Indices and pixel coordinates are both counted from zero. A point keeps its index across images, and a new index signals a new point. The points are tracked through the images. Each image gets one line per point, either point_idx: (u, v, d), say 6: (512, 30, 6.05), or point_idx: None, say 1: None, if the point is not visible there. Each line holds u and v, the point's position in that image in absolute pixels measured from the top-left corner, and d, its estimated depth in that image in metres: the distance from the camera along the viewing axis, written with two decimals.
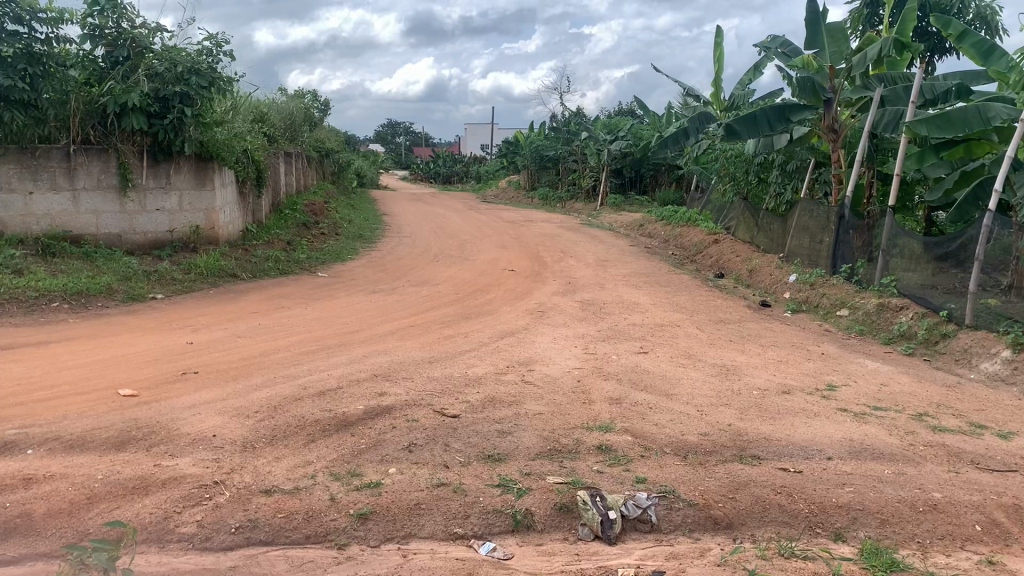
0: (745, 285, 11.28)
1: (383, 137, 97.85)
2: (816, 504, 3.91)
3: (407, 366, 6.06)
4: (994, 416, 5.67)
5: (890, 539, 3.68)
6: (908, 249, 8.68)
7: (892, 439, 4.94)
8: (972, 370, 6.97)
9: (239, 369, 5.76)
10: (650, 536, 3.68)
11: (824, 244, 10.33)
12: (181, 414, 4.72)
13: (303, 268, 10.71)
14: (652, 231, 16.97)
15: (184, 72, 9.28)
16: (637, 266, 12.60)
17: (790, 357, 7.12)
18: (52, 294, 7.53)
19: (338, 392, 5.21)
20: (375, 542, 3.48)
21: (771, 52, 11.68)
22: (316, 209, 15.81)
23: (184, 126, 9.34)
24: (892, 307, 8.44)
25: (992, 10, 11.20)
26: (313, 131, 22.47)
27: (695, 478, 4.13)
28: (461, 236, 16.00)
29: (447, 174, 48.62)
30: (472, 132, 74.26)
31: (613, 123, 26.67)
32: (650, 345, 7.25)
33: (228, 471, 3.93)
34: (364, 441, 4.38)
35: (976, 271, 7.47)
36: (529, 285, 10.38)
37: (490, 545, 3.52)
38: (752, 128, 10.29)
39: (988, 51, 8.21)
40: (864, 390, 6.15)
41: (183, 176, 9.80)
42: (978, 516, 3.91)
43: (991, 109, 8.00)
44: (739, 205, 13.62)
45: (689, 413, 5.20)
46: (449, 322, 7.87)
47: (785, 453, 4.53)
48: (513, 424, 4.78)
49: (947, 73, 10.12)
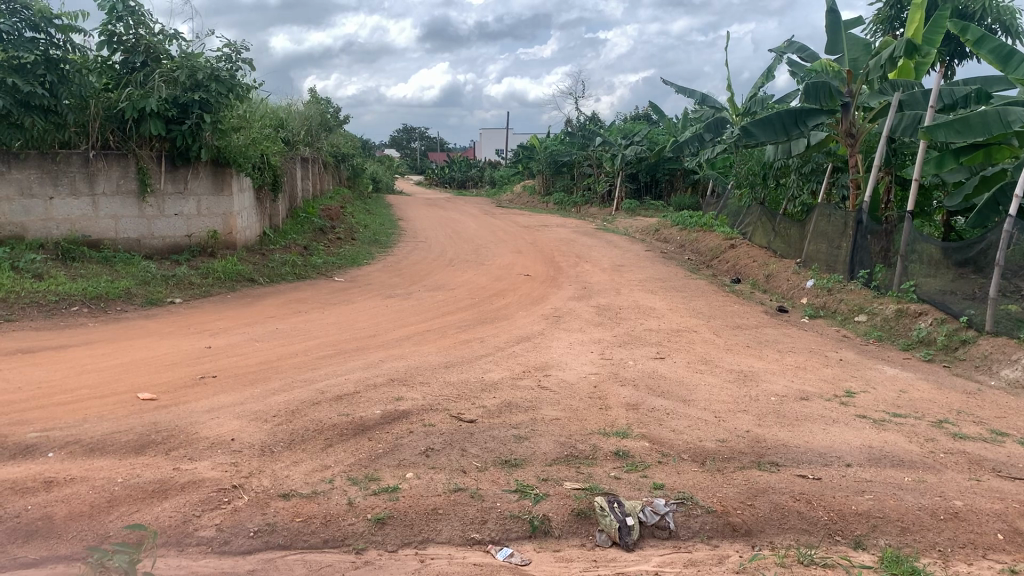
0: (761, 290, 11.25)
1: (397, 142, 98.21)
2: (835, 511, 3.88)
3: (424, 370, 6.07)
4: (1015, 424, 5.62)
5: (910, 548, 3.65)
6: (927, 254, 8.61)
7: (913, 446, 4.90)
8: (992, 377, 6.91)
9: (257, 373, 5.80)
10: (668, 544, 3.67)
11: (842, 249, 10.27)
12: (200, 417, 4.75)
13: (320, 273, 10.77)
14: (667, 236, 16.93)
15: (203, 78, 9.40)
16: (653, 271, 12.59)
17: (808, 363, 7.08)
18: (72, 298, 7.59)
19: (356, 397, 5.22)
20: (393, 547, 3.48)
21: (788, 58, 11.59)
22: (333, 213, 15.88)
23: (201, 132, 9.42)
24: (911, 313, 8.41)
25: (1011, 12, 11.15)
26: (329, 137, 22.65)
27: (712, 485, 4.10)
28: (477, 240, 16.01)
29: (462, 179, 48.73)
30: (486, 137, 74.50)
31: (628, 130, 26.77)
32: (666, 350, 7.24)
33: (246, 475, 3.95)
34: (381, 446, 4.39)
35: (996, 277, 7.39)
36: (545, 290, 10.37)
37: (508, 551, 3.51)
38: (768, 132, 10.26)
39: (1007, 58, 8.12)
40: (883, 396, 6.10)
41: (201, 181, 9.88)
42: (1001, 524, 3.87)
43: (1012, 113, 7.89)
44: (756, 210, 13.54)
45: (707, 419, 5.18)
46: (465, 327, 7.89)
47: (802, 460, 4.50)
48: (529, 429, 4.79)
49: (968, 77, 10.06)
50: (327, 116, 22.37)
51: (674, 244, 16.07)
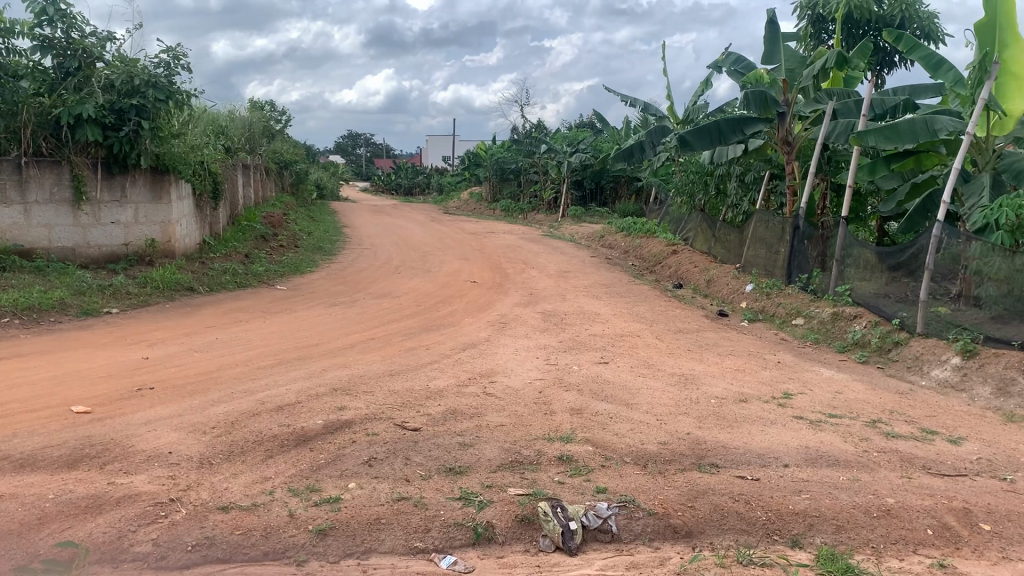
0: (702, 294, 11.44)
1: (342, 148, 97.50)
2: (773, 511, 3.96)
3: (368, 379, 6.02)
4: (945, 422, 5.80)
5: (845, 545, 3.74)
6: (861, 258, 8.83)
7: (847, 446, 5.02)
8: (923, 377, 7.13)
9: (196, 384, 5.69)
10: (611, 547, 3.70)
11: (780, 254, 10.49)
12: (136, 430, 4.65)
13: (261, 281, 10.62)
14: (612, 242, 17.08)
15: (141, 84, 9.15)
16: (598, 277, 12.69)
17: (747, 365, 7.22)
18: (2, 309, 7.35)
19: (297, 407, 5.15)
20: (335, 558, 3.44)
21: (726, 68, 11.83)
22: (276, 221, 15.66)
23: (140, 139, 9.25)
24: (846, 316, 8.63)
25: (933, 20, 11.53)
26: (272, 142, 22.40)
27: (655, 487, 4.16)
28: (423, 248, 15.93)
29: (408, 186, 48.51)
30: (432, 144, 74.33)
31: (573, 136, 26.98)
32: (610, 355, 7.31)
33: (184, 488, 3.87)
34: (323, 456, 4.35)
35: (926, 281, 7.57)
36: (491, 297, 10.38)
37: (451, 558, 3.50)
38: (707, 140, 10.41)
39: (936, 65, 8.38)
40: (819, 398, 6.24)
41: (139, 189, 9.62)
42: (930, 520, 3.98)
43: (939, 121, 8.18)
44: (697, 217, 13.77)
45: (649, 422, 5.25)
46: (410, 334, 7.87)
47: (742, 461, 4.59)
48: (474, 436, 4.78)
49: (898, 87, 10.38)
50: (269, 123, 22.11)
51: (619, 250, 16.23)
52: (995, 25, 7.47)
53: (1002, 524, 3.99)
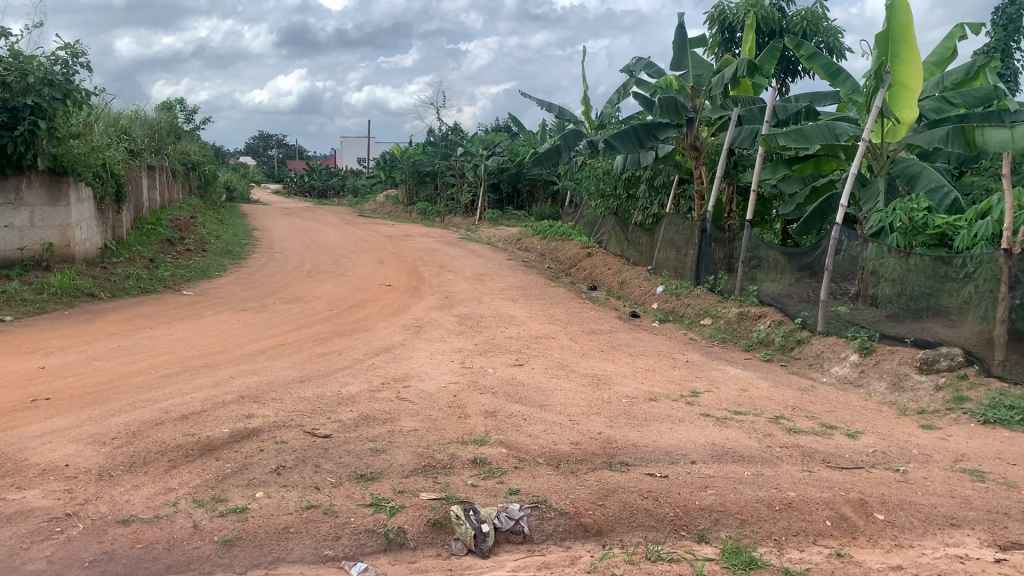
0: (615, 296, 11.62)
1: (253, 148, 95.42)
2: (680, 507, 4.05)
3: (278, 386, 5.90)
4: (843, 417, 6.04)
5: (748, 538, 3.84)
6: (767, 260, 9.12)
7: (752, 442, 5.17)
8: (824, 374, 7.41)
9: (95, 394, 5.48)
10: (522, 548, 3.72)
11: (689, 256, 10.74)
12: (29, 443, 4.45)
13: (167, 286, 10.30)
14: (528, 245, 17.21)
15: (36, 82, 8.74)
16: (513, 279, 12.75)
17: (657, 365, 7.37)
18: None
19: (203, 416, 5.01)
20: (241, 568, 3.35)
21: (637, 74, 12.07)
22: (184, 225, 15.20)
23: (36, 139, 8.84)
24: (752, 316, 8.90)
25: (835, 33, 11.94)
26: (179, 143, 21.72)
27: (567, 487, 4.21)
28: (337, 251, 15.70)
29: (322, 188, 47.82)
30: (347, 146, 73.47)
31: (489, 140, 27.08)
32: (525, 357, 7.36)
33: (82, 502, 3.72)
34: (229, 466, 4.24)
35: (826, 282, 7.87)
36: (406, 300, 10.32)
37: (361, 566, 3.44)
38: (619, 144, 10.58)
39: (834, 73, 8.74)
40: (725, 395, 6.42)
41: (35, 192, 9.26)
42: (829, 512, 4.14)
43: (840, 127, 8.49)
44: (610, 220, 13.99)
45: (562, 422, 5.30)
46: (322, 339, 7.75)
47: (651, 459, 4.68)
48: (386, 441, 4.74)
49: (799, 94, 10.77)
50: (177, 123, 21.45)
51: (535, 253, 16.36)
52: (889, 38, 7.75)
53: (894, 513, 4.18)
